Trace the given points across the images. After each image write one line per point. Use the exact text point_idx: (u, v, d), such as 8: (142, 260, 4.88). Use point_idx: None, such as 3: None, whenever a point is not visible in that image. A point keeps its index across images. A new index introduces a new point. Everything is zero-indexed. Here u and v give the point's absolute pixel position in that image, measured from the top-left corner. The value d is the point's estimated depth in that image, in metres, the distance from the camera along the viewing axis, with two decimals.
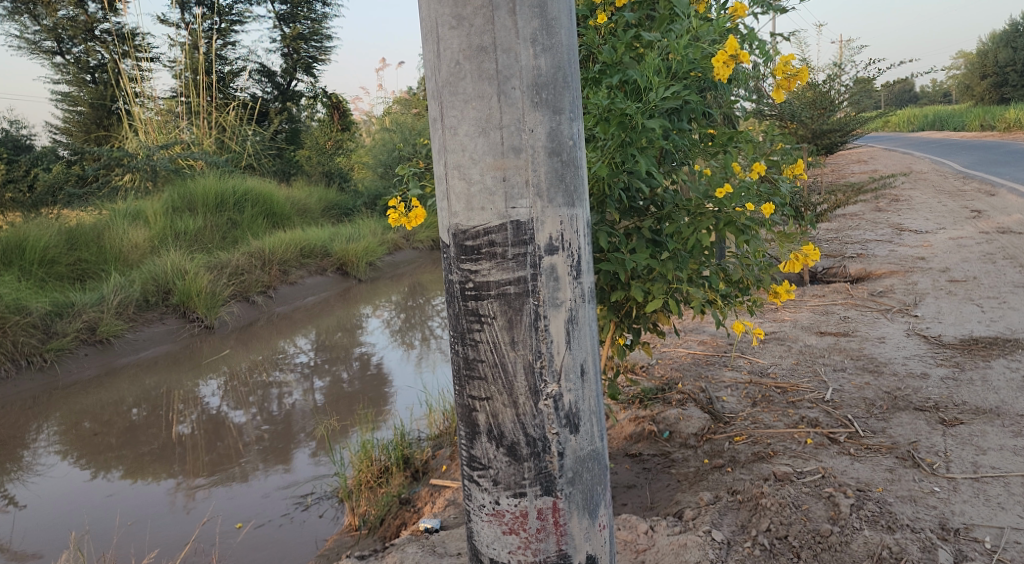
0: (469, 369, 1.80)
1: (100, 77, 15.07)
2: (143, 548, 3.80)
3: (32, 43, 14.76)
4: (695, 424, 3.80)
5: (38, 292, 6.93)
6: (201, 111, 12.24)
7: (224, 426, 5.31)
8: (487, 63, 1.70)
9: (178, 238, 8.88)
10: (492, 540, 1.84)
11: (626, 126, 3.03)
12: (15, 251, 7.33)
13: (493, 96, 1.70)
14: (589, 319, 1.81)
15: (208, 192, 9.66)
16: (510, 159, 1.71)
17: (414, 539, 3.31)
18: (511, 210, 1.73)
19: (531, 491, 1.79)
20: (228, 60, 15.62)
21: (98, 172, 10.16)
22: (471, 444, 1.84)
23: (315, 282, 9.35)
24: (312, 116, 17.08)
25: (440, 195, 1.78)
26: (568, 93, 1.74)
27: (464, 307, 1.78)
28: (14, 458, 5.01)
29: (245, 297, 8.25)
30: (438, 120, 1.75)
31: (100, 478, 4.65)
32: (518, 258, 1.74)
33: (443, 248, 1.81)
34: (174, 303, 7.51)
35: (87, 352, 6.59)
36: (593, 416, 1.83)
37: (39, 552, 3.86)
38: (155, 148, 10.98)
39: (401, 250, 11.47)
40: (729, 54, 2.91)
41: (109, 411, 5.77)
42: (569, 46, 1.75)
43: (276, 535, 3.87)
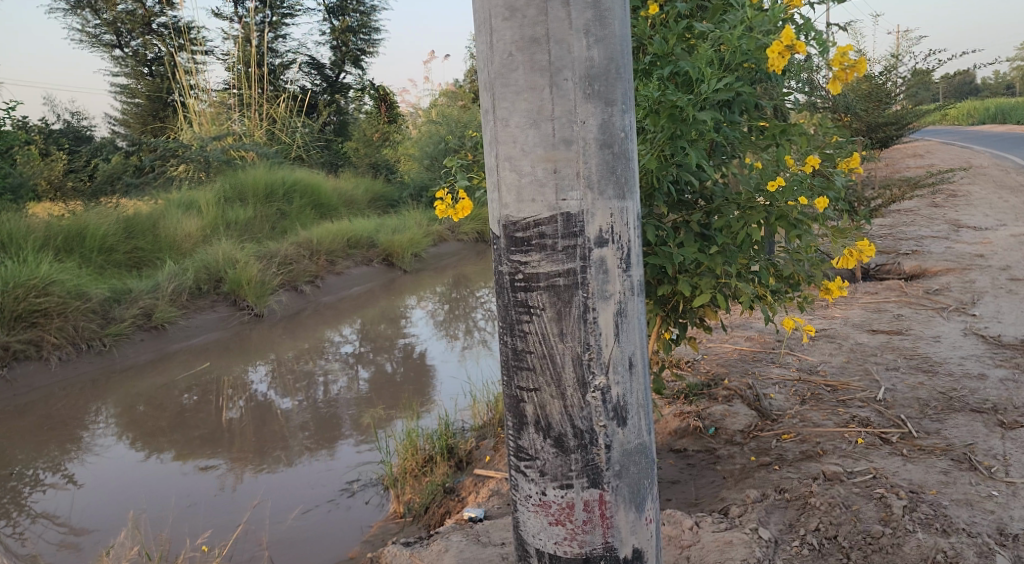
0: (518, 360, 1.81)
1: (157, 70, 15.45)
2: (196, 528, 3.88)
3: (93, 37, 15.22)
4: (742, 421, 3.78)
5: (97, 278, 7.11)
6: (252, 104, 12.52)
7: (271, 413, 5.41)
8: (540, 54, 1.69)
9: (228, 227, 9.07)
10: (538, 530, 1.84)
11: (677, 119, 3.00)
12: (76, 240, 7.52)
13: (545, 88, 1.69)
14: (638, 312, 1.80)
15: (258, 183, 9.89)
16: (561, 151, 1.71)
17: (459, 528, 3.34)
18: (562, 202, 1.72)
19: (578, 483, 1.79)
20: (279, 52, 15.93)
21: (155, 163, 10.49)
22: (519, 434, 1.84)
23: (362, 272, 9.45)
24: (359, 108, 17.28)
25: (492, 186, 1.79)
26: (621, 85, 1.73)
27: (514, 298, 1.79)
28: (72, 438, 5.16)
29: (294, 286, 8.38)
30: (489, 111, 1.76)
31: (153, 460, 4.76)
32: (568, 250, 1.73)
33: (493, 240, 1.82)
34: (226, 291, 7.66)
35: (143, 337, 6.75)
36: (641, 410, 1.82)
37: (98, 529, 3.96)
38: (209, 139, 11.23)
39: (447, 241, 11.50)
40: (785, 45, 2.85)
41: (162, 394, 5.91)
42: (624, 37, 1.75)
43: (323, 521, 3.93)
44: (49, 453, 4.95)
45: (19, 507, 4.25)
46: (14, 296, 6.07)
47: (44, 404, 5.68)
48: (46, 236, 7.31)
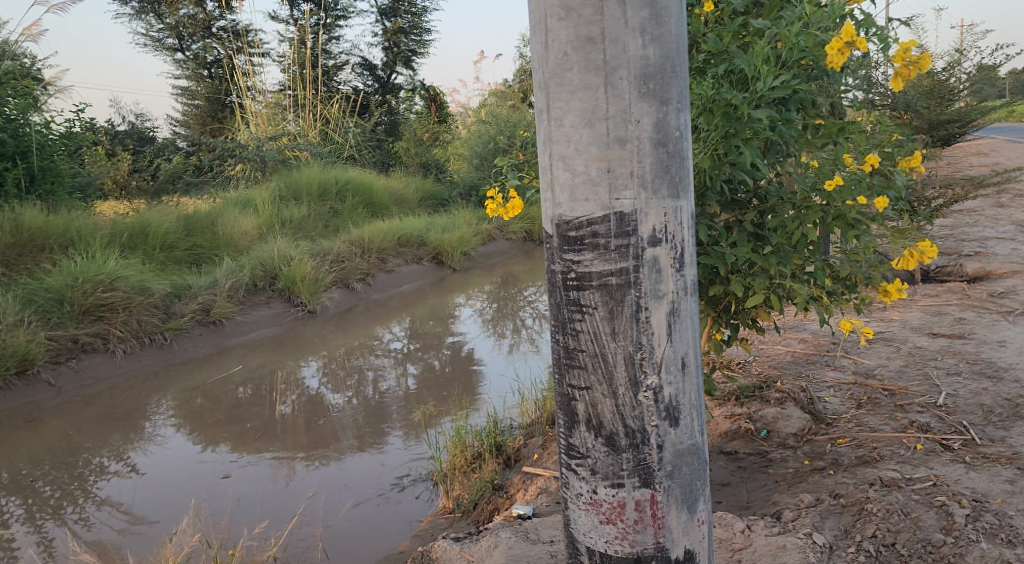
0: (569, 359, 1.81)
1: (216, 72, 15.85)
2: (253, 518, 3.97)
3: (156, 41, 15.69)
4: (795, 424, 3.72)
5: (159, 274, 7.30)
6: (306, 104, 12.74)
7: (323, 407, 5.50)
8: (595, 54, 1.69)
9: (283, 225, 9.25)
10: (589, 528, 1.85)
11: (731, 117, 2.96)
12: (139, 237, 7.73)
13: (600, 87, 1.70)
14: (691, 311, 1.79)
15: (311, 182, 10.10)
16: (615, 150, 1.71)
17: (508, 524, 3.35)
18: (615, 201, 1.72)
19: (629, 482, 1.79)
20: (332, 54, 16.20)
21: (214, 163, 10.88)
22: (570, 433, 1.85)
23: (412, 270, 9.54)
24: (410, 108, 17.46)
25: (545, 185, 1.80)
26: (676, 84, 1.73)
27: (566, 297, 1.79)
28: (134, 428, 5.32)
29: (346, 283, 8.50)
30: (544, 111, 1.76)
31: (211, 451, 4.88)
32: (620, 249, 1.73)
33: (547, 239, 1.82)
34: (280, 288, 7.81)
35: (201, 332, 6.91)
36: (694, 410, 1.82)
37: (161, 517, 4.07)
38: (265, 140, 11.48)
39: (496, 240, 11.49)
40: (845, 41, 2.81)
41: (219, 388, 6.06)
42: (680, 35, 1.74)
43: (375, 514, 4.00)
44: (113, 442, 5.11)
45: (85, 494, 4.39)
46: (83, 291, 6.27)
47: (109, 395, 5.86)
48: (112, 233, 7.55)
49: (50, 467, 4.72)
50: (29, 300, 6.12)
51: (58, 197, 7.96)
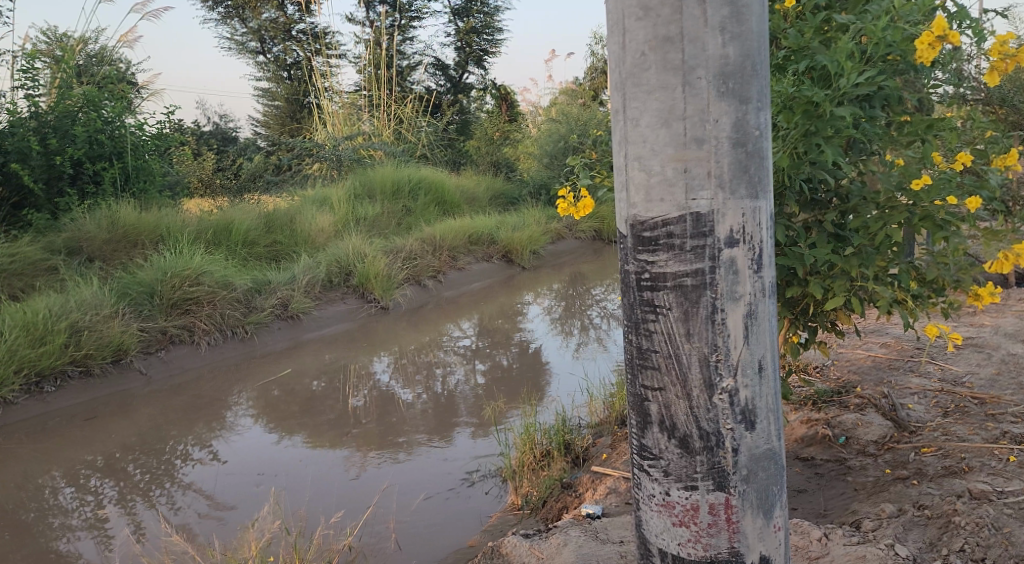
0: (642, 359, 1.81)
1: (295, 74, 16.31)
2: (330, 507, 4.07)
3: (240, 45, 16.25)
4: (875, 432, 3.62)
5: (241, 269, 7.53)
6: (381, 104, 12.97)
7: (394, 402, 5.60)
8: (673, 54, 1.68)
9: (358, 223, 9.45)
10: (662, 530, 1.84)
11: (812, 115, 2.90)
12: (223, 234, 8.01)
13: (677, 87, 1.69)
14: (769, 314, 1.77)
15: (385, 181, 10.30)
16: (692, 150, 1.69)
17: (577, 523, 3.36)
18: (692, 201, 1.71)
19: (703, 485, 1.78)
20: (407, 55, 16.46)
21: (292, 162, 11.30)
22: (642, 433, 1.85)
23: (483, 268, 9.60)
24: (481, 107, 17.62)
25: (620, 186, 1.80)
26: (756, 82, 1.71)
27: (640, 297, 1.79)
28: (216, 417, 5.51)
29: (418, 281, 8.61)
30: (620, 111, 1.76)
31: (287, 442, 5.02)
32: (696, 250, 1.72)
33: (621, 239, 1.82)
34: (355, 284, 7.96)
35: (280, 326, 7.11)
36: (771, 415, 1.80)
37: (242, 504, 4.21)
38: (341, 139, 11.75)
39: (565, 239, 11.46)
40: (936, 35, 2.72)
41: (294, 380, 6.22)
42: (761, 35, 1.72)
43: (446, 508, 4.05)
44: (197, 430, 5.30)
45: (171, 479, 4.57)
46: (171, 285, 6.54)
47: (193, 385, 6.07)
48: (199, 230, 7.84)
49: (140, 452, 4.94)
50: (123, 293, 6.44)
51: (150, 195, 8.29)
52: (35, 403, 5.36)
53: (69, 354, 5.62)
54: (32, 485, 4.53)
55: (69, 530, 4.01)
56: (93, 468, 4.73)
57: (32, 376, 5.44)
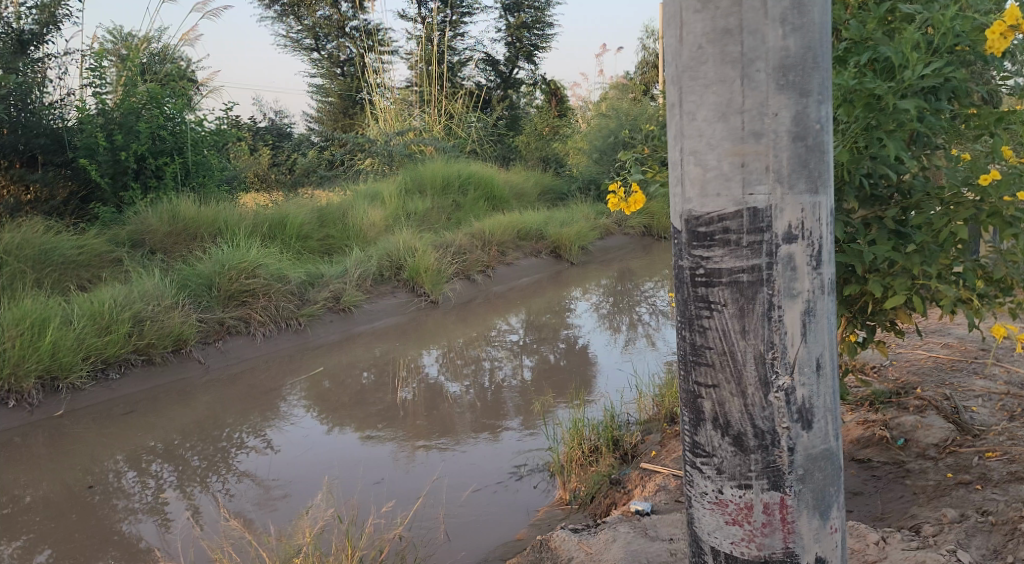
0: (696, 355, 1.79)
1: (348, 70, 16.53)
2: (381, 497, 4.12)
3: (295, 42, 16.53)
4: (936, 435, 3.52)
5: (295, 262, 7.66)
6: (431, 100, 13.06)
7: (442, 395, 5.65)
8: (732, 46, 1.65)
9: (408, 217, 9.54)
10: (714, 528, 1.82)
11: (874, 108, 2.85)
12: (278, 228, 8.15)
13: (735, 80, 1.66)
14: (827, 311, 1.74)
15: (435, 176, 10.39)
16: (750, 144, 1.67)
17: (626, 520, 3.34)
18: (749, 196, 1.68)
19: (758, 483, 1.76)
20: (457, 50, 16.54)
21: (345, 157, 11.55)
22: (695, 430, 1.83)
23: (531, 263, 9.61)
24: (530, 102, 17.64)
25: (675, 180, 1.78)
26: (817, 74, 1.68)
27: (693, 293, 1.77)
28: (270, 407, 5.61)
29: (467, 275, 8.65)
30: (676, 105, 1.74)
31: (337, 432, 5.09)
32: (753, 246, 1.69)
33: (675, 234, 1.80)
34: (405, 278, 8.03)
35: (332, 319, 7.20)
36: (827, 414, 1.77)
37: (295, 492, 4.28)
38: (392, 134, 11.86)
39: (614, 235, 11.39)
40: (1008, 26, 2.61)
41: (344, 373, 6.31)
42: (823, 26, 1.69)
43: (495, 500, 4.07)
44: (252, 419, 5.41)
45: (227, 466, 4.68)
46: (228, 277, 6.69)
47: (248, 375, 6.20)
48: (255, 223, 7.99)
49: (197, 439, 5.06)
50: (183, 285, 6.61)
51: (208, 189, 8.46)
52: (101, 390, 5.52)
53: (133, 343, 5.79)
54: (96, 468, 4.67)
55: (131, 512, 4.13)
56: (154, 453, 4.87)
57: (98, 363, 5.61)
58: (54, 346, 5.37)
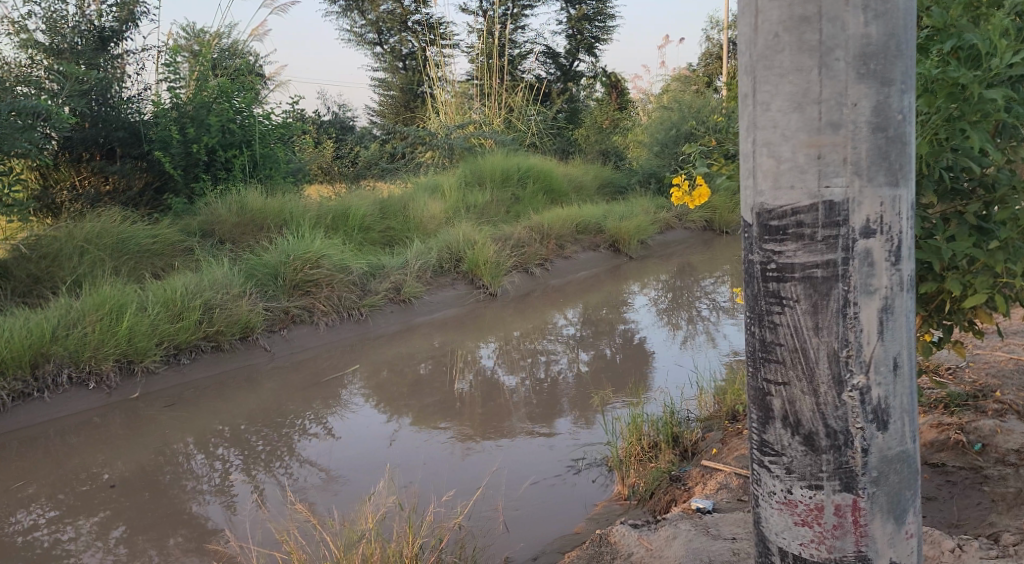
0: (766, 352, 1.75)
1: (410, 64, 16.68)
2: (441, 486, 4.15)
3: (359, 36, 16.77)
4: (1016, 440, 3.39)
5: (357, 253, 7.76)
6: (492, 93, 13.09)
7: (499, 388, 5.66)
8: (809, 34, 1.61)
9: (468, 210, 9.58)
10: (782, 529, 1.78)
11: (958, 97, 2.75)
12: (341, 219, 8.26)
13: (813, 69, 1.61)
14: (906, 309, 1.69)
15: (495, 168, 10.41)
16: (827, 135, 1.62)
17: (688, 517, 3.30)
18: (825, 189, 1.63)
19: (829, 485, 1.71)
20: (518, 43, 16.55)
21: (406, 150, 11.66)
22: (763, 428, 1.79)
23: (590, 257, 9.55)
24: (590, 95, 17.56)
25: (746, 172, 1.73)
26: (900, 63, 1.63)
27: (764, 288, 1.73)
28: (332, 395, 5.70)
29: (525, 268, 8.64)
30: (749, 95, 1.70)
31: (395, 422, 5.15)
32: (828, 241, 1.64)
33: (745, 228, 1.76)
34: (465, 270, 8.06)
35: (392, 309, 7.28)
36: (904, 415, 1.71)
37: (355, 478, 4.34)
38: (453, 127, 11.92)
39: (674, 229, 11.25)
40: None
41: (403, 363, 6.37)
42: (906, 13, 1.64)
43: (553, 493, 4.07)
44: (314, 406, 5.50)
45: (290, 452, 4.77)
46: (294, 267, 6.82)
47: (310, 363, 6.31)
48: (318, 215, 8.13)
49: (262, 424, 5.17)
50: (251, 274, 6.76)
51: (275, 181, 8.63)
52: (173, 374, 5.68)
53: (202, 330, 5.94)
54: (167, 450, 4.81)
55: (200, 494, 4.24)
56: (221, 437, 4.99)
57: (171, 348, 5.77)
58: (130, 332, 5.55)
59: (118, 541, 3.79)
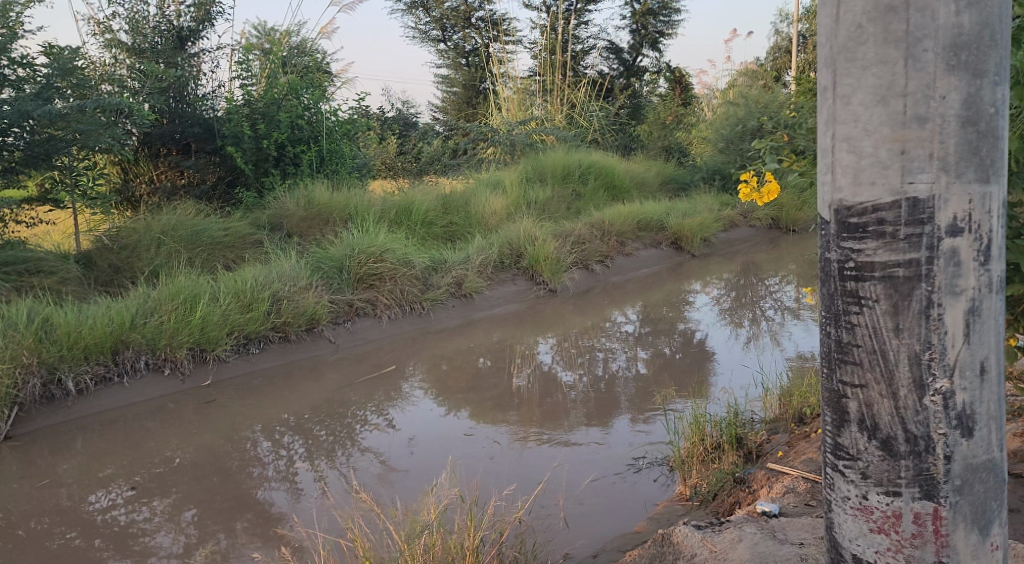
0: (842, 353, 1.70)
1: (473, 60, 16.78)
2: (502, 480, 4.16)
3: (423, 33, 16.92)
4: None
5: (420, 248, 7.82)
6: (554, 89, 13.05)
7: (556, 384, 5.65)
8: (896, 24, 1.55)
9: (529, 206, 9.58)
10: (856, 536, 1.73)
11: None
12: (404, 214, 8.35)
13: (899, 61, 1.55)
14: (994, 312, 1.62)
15: (557, 164, 10.40)
16: (913, 129, 1.56)
17: (753, 520, 3.24)
18: (909, 185, 1.57)
19: (908, 492, 1.65)
20: (581, 39, 16.48)
21: (469, 146, 11.72)
22: (838, 432, 1.74)
23: (651, 254, 9.46)
24: (653, 91, 17.37)
25: (825, 168, 1.68)
26: (993, 54, 1.56)
27: (842, 287, 1.67)
28: (394, 387, 5.77)
29: (586, 265, 8.60)
30: (829, 88, 1.64)
31: (453, 415, 5.18)
32: (911, 239, 1.58)
33: (822, 225, 1.71)
34: (525, 266, 8.06)
35: (453, 304, 7.32)
36: (991, 422, 1.65)
37: (414, 470, 4.37)
38: (515, 123, 11.92)
39: (738, 227, 11.05)
40: None
41: (462, 357, 6.40)
42: (1000, 3, 1.57)
43: (613, 491, 4.04)
44: (376, 398, 5.57)
45: (352, 442, 4.84)
46: (358, 261, 6.92)
47: (373, 355, 6.38)
48: (382, 209, 8.23)
49: (325, 414, 5.26)
50: (317, 267, 6.89)
51: (341, 176, 8.75)
52: (242, 362, 5.82)
53: (271, 321, 6.08)
54: (235, 437, 4.94)
55: (266, 480, 4.34)
56: (286, 426, 5.09)
57: (240, 338, 5.91)
58: (203, 321, 5.71)
59: (189, 523, 3.90)
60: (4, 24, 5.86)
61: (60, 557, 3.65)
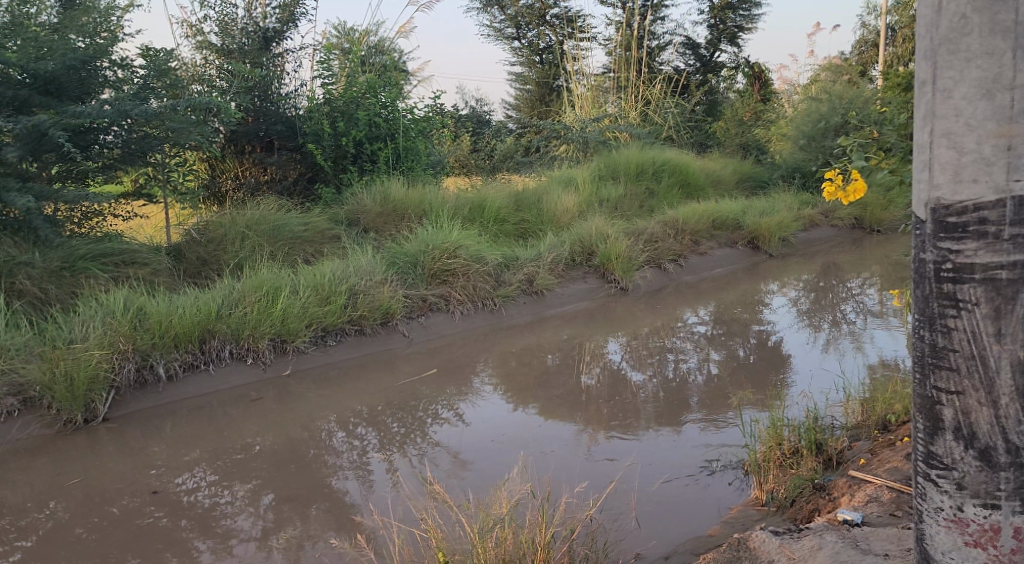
0: (937, 358, 1.63)
1: (547, 58, 16.73)
2: (573, 477, 4.15)
3: (498, 31, 16.95)
4: None
5: (493, 245, 7.86)
6: (629, 86, 12.91)
7: (626, 383, 5.60)
8: (1003, 14, 1.50)
9: (601, 203, 9.52)
10: (950, 548, 1.68)
11: None
12: (477, 211, 8.40)
13: (1006, 52, 1.50)
14: None
15: (631, 162, 10.30)
16: (1020, 124, 1.50)
17: (833, 528, 3.14)
18: (1013, 183, 1.52)
19: (1007, 504, 1.62)
20: (658, 35, 16.25)
21: (541, 144, 11.70)
22: (930, 440, 1.67)
23: (726, 254, 9.29)
24: (731, 87, 17.02)
25: (920, 165, 1.61)
26: None
27: (938, 290, 1.61)
28: (465, 382, 5.81)
29: (658, 263, 8.50)
30: (927, 81, 1.58)
31: (521, 411, 5.19)
32: (1016, 240, 1.53)
33: (916, 224, 1.64)
34: (597, 264, 8.00)
35: (525, 300, 7.32)
36: None
37: (484, 466, 4.39)
38: (588, 121, 11.85)
39: (818, 227, 10.74)
40: None
41: (532, 354, 6.41)
42: None
43: (687, 493, 3.98)
44: (448, 392, 5.62)
45: (424, 436, 4.89)
46: (433, 257, 6.98)
47: (446, 350, 6.44)
48: (456, 206, 8.29)
49: (397, 407, 5.33)
50: (392, 262, 6.99)
51: (416, 173, 8.84)
52: (320, 354, 5.95)
53: (348, 314, 6.19)
54: (311, 426, 5.05)
55: (340, 469, 4.43)
56: (359, 417, 5.19)
57: (319, 329, 6.04)
58: (284, 313, 5.86)
59: (267, 508, 4.01)
60: (106, 28, 6.20)
61: (147, 535, 3.79)
